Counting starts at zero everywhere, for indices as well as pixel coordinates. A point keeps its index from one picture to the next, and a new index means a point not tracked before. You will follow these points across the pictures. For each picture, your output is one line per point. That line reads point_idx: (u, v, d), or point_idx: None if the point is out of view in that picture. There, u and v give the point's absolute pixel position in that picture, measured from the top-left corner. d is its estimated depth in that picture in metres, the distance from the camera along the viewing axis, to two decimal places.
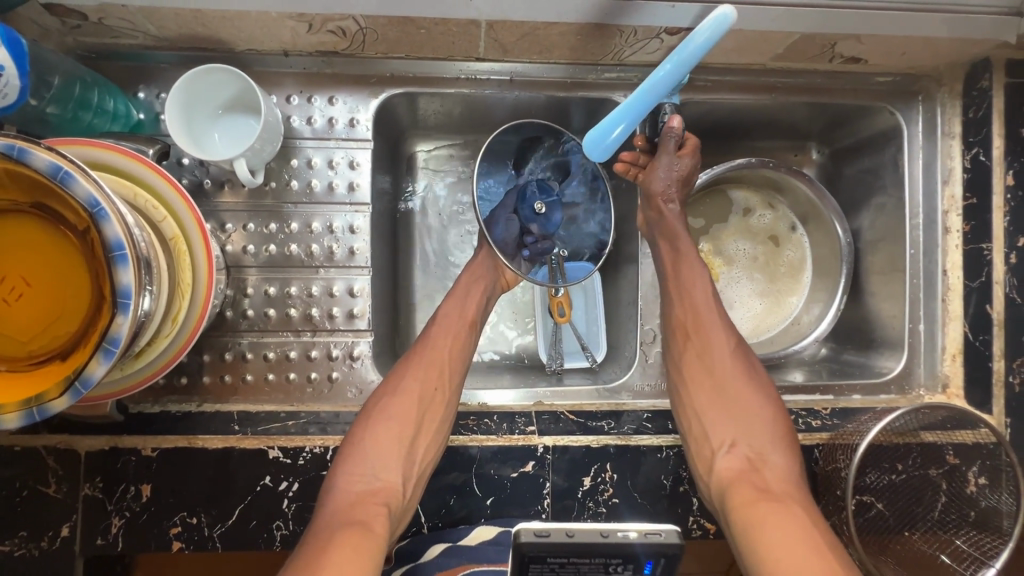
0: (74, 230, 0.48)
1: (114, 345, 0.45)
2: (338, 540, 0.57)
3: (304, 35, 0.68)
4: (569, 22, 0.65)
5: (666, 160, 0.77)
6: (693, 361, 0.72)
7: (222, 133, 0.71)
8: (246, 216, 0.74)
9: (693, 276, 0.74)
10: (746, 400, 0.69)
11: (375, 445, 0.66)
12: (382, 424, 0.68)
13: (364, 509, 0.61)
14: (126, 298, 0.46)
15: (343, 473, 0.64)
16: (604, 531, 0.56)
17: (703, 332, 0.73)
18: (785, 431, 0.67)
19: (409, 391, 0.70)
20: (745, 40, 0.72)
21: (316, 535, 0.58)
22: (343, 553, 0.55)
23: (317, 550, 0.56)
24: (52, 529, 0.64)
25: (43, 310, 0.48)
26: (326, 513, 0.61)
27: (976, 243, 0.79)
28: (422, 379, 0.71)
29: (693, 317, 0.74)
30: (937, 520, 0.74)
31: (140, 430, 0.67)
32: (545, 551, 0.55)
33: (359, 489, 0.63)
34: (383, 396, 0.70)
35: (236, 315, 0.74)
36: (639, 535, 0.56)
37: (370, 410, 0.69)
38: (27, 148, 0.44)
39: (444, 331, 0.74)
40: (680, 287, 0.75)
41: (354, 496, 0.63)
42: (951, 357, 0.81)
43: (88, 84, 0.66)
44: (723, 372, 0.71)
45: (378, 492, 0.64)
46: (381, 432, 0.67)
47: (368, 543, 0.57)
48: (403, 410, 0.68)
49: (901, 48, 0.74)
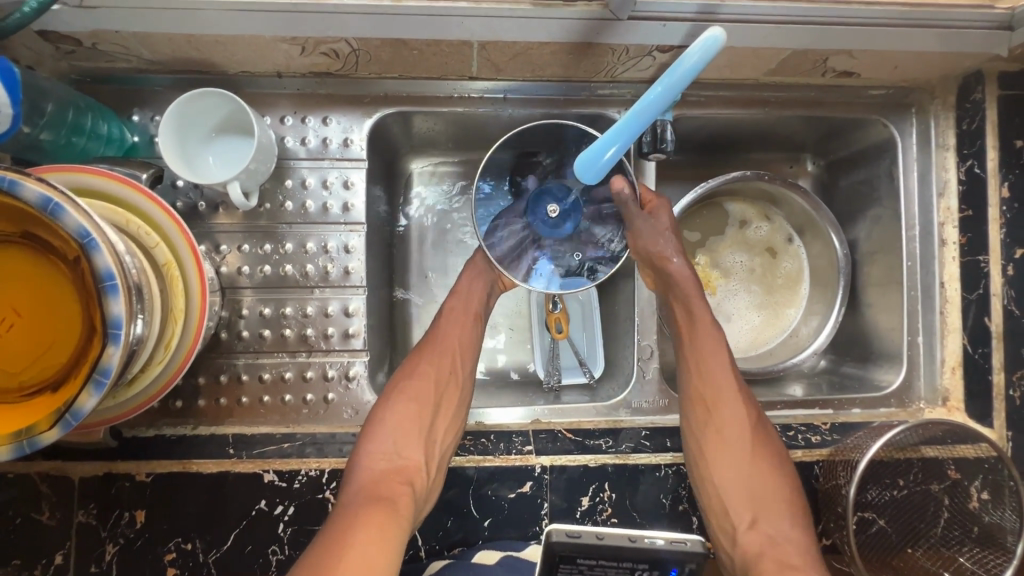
0: (64, 260, 0.47)
1: (104, 376, 0.45)
2: (364, 515, 0.60)
3: (297, 57, 0.68)
4: (560, 42, 0.66)
5: (644, 221, 0.78)
6: (711, 433, 0.70)
7: (216, 155, 0.71)
8: (241, 237, 0.74)
9: (710, 348, 0.74)
10: (765, 474, 0.68)
11: (393, 434, 0.68)
12: (403, 407, 0.69)
13: (388, 490, 0.63)
14: (117, 328, 0.45)
15: (366, 460, 0.66)
16: (632, 536, 0.59)
17: (721, 404, 0.71)
18: (798, 502, 0.68)
19: (424, 375, 0.71)
20: (737, 56, 0.72)
21: (340, 517, 0.60)
22: (367, 540, 0.58)
23: (339, 535, 0.58)
24: (45, 557, 0.64)
25: (33, 342, 0.48)
26: (349, 494, 0.63)
27: (973, 255, 0.79)
28: (437, 365, 0.72)
29: (709, 387, 0.72)
30: (939, 536, 0.73)
31: (135, 455, 0.67)
32: (574, 550, 0.58)
33: (383, 470, 0.65)
34: (403, 382, 0.71)
35: (231, 337, 0.73)
36: (666, 543, 0.58)
37: (389, 395, 0.70)
38: (17, 180, 0.44)
39: (456, 328, 0.75)
40: (696, 358, 0.74)
41: (377, 476, 0.65)
42: (951, 370, 0.80)
43: (81, 110, 0.66)
44: (739, 444, 0.70)
45: (404, 471, 0.66)
46: (400, 417, 0.69)
47: (392, 529, 0.59)
48: (419, 397, 0.70)
49: (893, 63, 0.74)
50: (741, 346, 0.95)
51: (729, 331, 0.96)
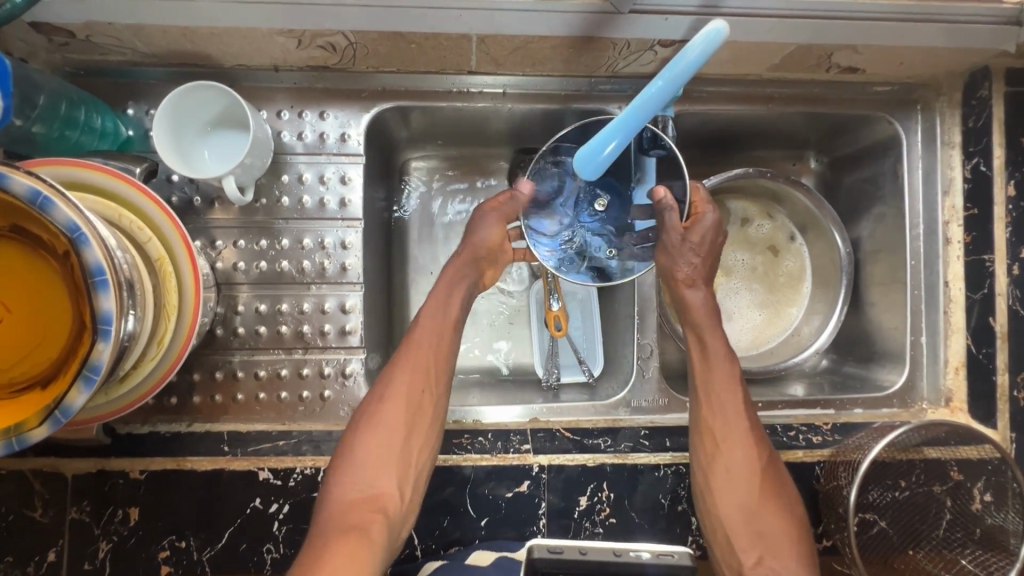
0: (54, 254, 0.47)
1: (93, 372, 0.44)
2: (333, 548, 0.58)
3: (294, 50, 0.67)
4: (561, 36, 0.65)
5: (678, 241, 0.75)
6: (718, 471, 0.68)
7: (212, 150, 0.70)
8: (237, 233, 0.73)
9: (726, 386, 0.71)
10: (772, 515, 0.66)
11: (365, 458, 0.64)
12: (375, 429, 0.65)
13: (360, 517, 0.61)
14: (107, 324, 0.45)
15: (336, 486, 0.63)
16: (616, 550, 0.59)
17: (730, 443, 0.68)
18: (803, 540, 0.66)
19: (396, 394, 0.67)
20: (740, 51, 0.71)
21: (313, 546, 0.59)
22: (340, 571, 0.56)
23: (309, 566, 0.56)
24: (37, 554, 0.63)
25: (23, 337, 0.47)
26: (321, 521, 0.61)
27: (978, 254, 0.78)
28: (409, 381, 0.67)
29: (722, 425, 0.69)
30: (941, 538, 0.72)
31: (129, 452, 0.66)
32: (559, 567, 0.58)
33: (353, 498, 0.63)
34: (374, 401, 0.67)
35: (226, 333, 0.72)
36: (652, 556, 0.59)
37: (360, 417, 0.66)
38: (6, 173, 0.43)
39: (433, 336, 0.71)
40: (708, 395, 0.71)
41: (348, 504, 0.62)
42: (954, 370, 0.79)
43: (74, 103, 0.65)
44: (749, 484, 0.68)
45: (375, 499, 0.63)
46: (371, 439, 0.65)
47: (362, 561, 0.58)
48: (393, 415, 0.66)
49: (898, 58, 0.73)
50: (742, 346, 0.94)
51: (730, 329, 0.95)
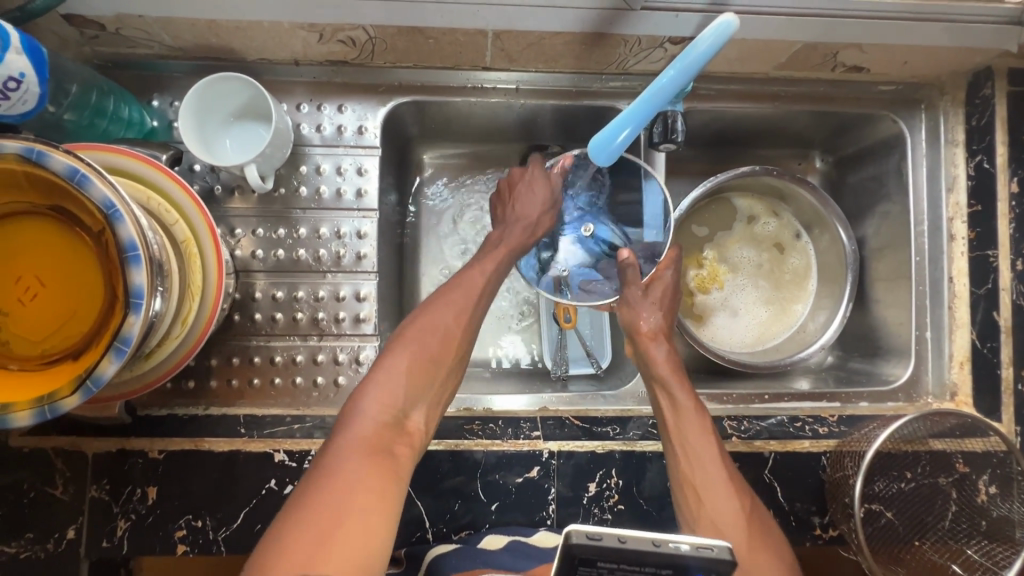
0: (89, 232, 0.49)
1: (125, 344, 0.46)
2: (366, 465, 0.55)
3: (315, 44, 0.70)
4: (575, 32, 0.67)
5: (639, 292, 0.80)
6: (705, 527, 0.63)
7: (233, 140, 0.73)
8: (256, 222, 0.75)
9: (699, 434, 0.67)
10: (768, 571, 0.59)
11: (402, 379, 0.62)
12: (416, 354, 0.63)
13: (390, 439, 0.59)
14: (138, 298, 0.46)
15: (370, 402, 0.60)
16: (655, 539, 0.49)
17: (708, 487, 0.64)
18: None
19: (445, 327, 0.66)
20: (748, 49, 0.73)
21: (343, 459, 0.55)
22: (368, 497, 0.53)
23: (343, 482, 0.53)
24: (58, 531, 0.65)
25: (57, 311, 0.49)
26: (350, 436, 0.57)
27: (981, 250, 0.79)
28: (458, 317, 0.67)
29: (701, 475, 0.65)
30: (947, 529, 0.73)
31: (148, 433, 0.67)
32: (595, 554, 0.48)
33: (387, 418, 0.59)
34: (422, 327, 0.65)
35: (244, 319, 0.74)
36: (692, 548, 0.48)
37: (403, 340, 0.64)
38: (46, 151, 0.46)
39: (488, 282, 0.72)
40: (683, 445, 0.67)
41: (381, 423, 0.59)
42: (958, 365, 0.80)
43: (104, 92, 0.67)
44: (740, 542, 0.61)
45: (404, 426, 0.61)
46: (415, 363, 0.63)
47: (393, 487, 0.55)
48: (438, 348, 0.65)
49: (902, 57, 0.75)
50: (748, 342, 0.96)
51: (737, 325, 0.96)
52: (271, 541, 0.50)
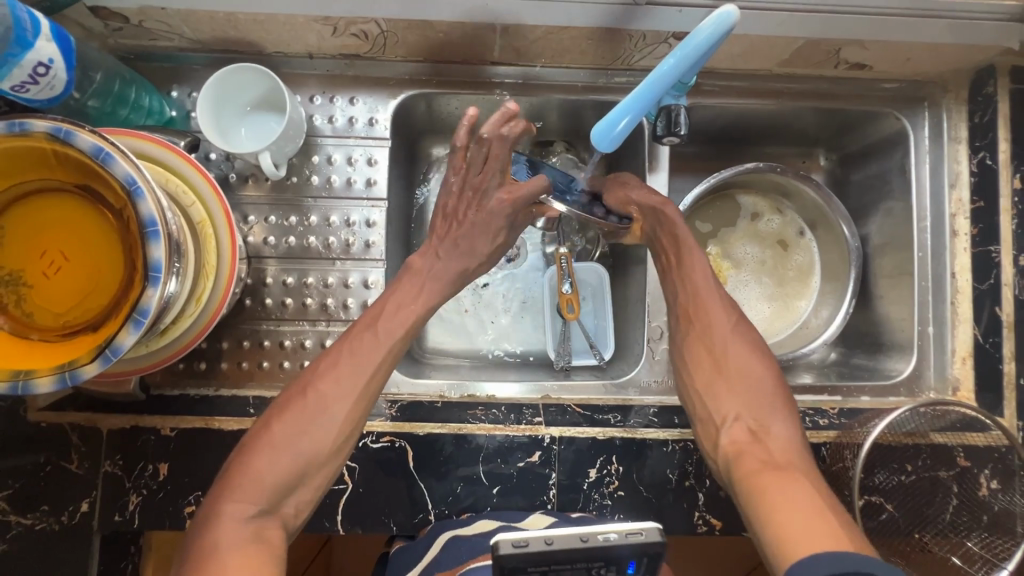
0: (110, 209, 0.51)
1: (142, 316, 0.48)
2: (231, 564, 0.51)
3: (329, 37, 0.72)
4: (581, 27, 0.69)
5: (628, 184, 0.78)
6: (694, 343, 0.71)
7: (248, 129, 0.75)
8: (268, 209, 0.77)
9: (695, 264, 0.73)
10: (747, 373, 0.67)
11: (272, 468, 0.58)
12: (285, 440, 0.59)
13: (262, 531, 0.54)
14: (156, 272, 0.48)
15: (234, 498, 0.55)
16: (583, 535, 0.49)
17: (701, 310, 0.72)
18: (789, 405, 0.65)
19: (320, 407, 0.61)
20: (751, 45, 0.74)
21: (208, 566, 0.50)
22: None
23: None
24: (72, 504, 0.66)
25: (79, 284, 0.51)
26: (212, 540, 0.52)
27: (984, 245, 0.80)
28: (339, 391, 0.62)
29: (694, 299, 0.73)
30: (948, 522, 0.73)
31: (160, 411, 0.69)
32: (524, 560, 0.49)
33: (253, 512, 0.55)
34: (299, 404, 0.61)
35: (254, 304, 0.76)
36: (621, 536, 0.49)
37: (273, 422, 0.60)
38: (73, 131, 0.48)
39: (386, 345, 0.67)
40: (681, 274, 0.74)
41: (248, 519, 0.54)
42: (961, 360, 0.80)
43: (126, 82, 0.70)
44: (727, 353, 0.68)
45: (275, 517, 0.56)
46: (283, 449, 0.59)
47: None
48: (312, 427, 0.60)
49: (904, 55, 0.76)
50: None
51: None
52: None
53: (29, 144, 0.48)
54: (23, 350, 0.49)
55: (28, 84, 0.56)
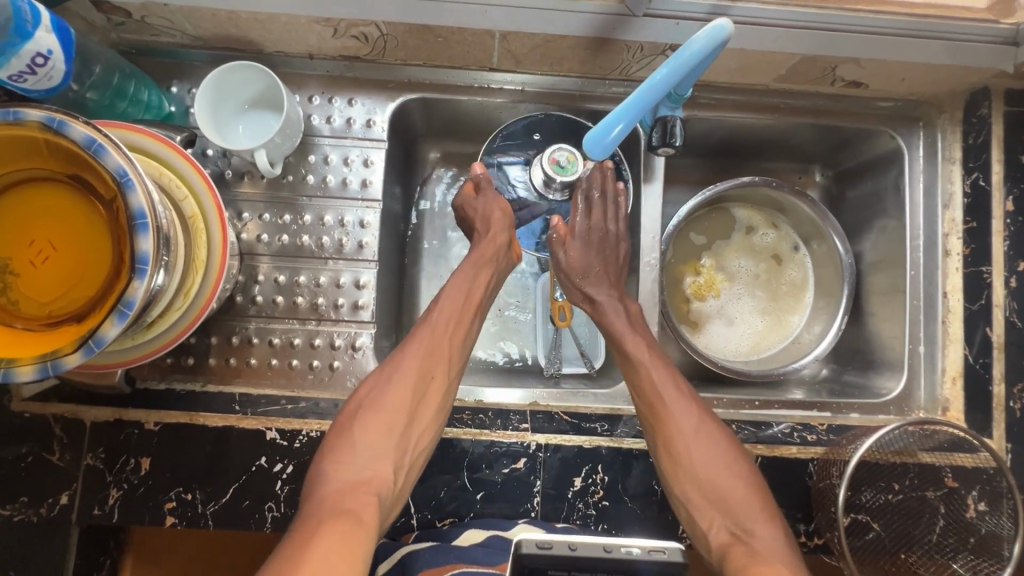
0: (101, 200, 0.51)
1: (127, 307, 0.48)
2: (325, 530, 0.55)
3: (329, 39, 0.73)
4: (578, 36, 0.70)
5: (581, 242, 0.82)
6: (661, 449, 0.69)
7: (246, 126, 0.75)
8: (262, 206, 0.77)
9: (647, 364, 0.73)
10: (717, 473, 0.67)
11: (364, 437, 0.64)
12: (373, 415, 0.65)
13: (355, 496, 0.60)
14: (143, 264, 0.48)
15: (333, 467, 0.62)
16: (607, 545, 0.49)
17: (664, 418, 0.70)
18: (766, 502, 0.66)
19: (402, 383, 0.67)
20: (747, 60, 0.75)
21: (305, 526, 0.56)
22: (332, 553, 0.53)
23: (298, 548, 0.54)
24: (51, 497, 0.66)
25: (65, 273, 0.51)
26: (313, 502, 0.59)
27: (976, 265, 0.80)
28: (420, 369, 0.68)
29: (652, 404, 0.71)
30: (934, 543, 0.73)
31: (145, 405, 0.69)
32: (546, 563, 0.48)
33: (348, 479, 0.61)
34: (382, 385, 0.67)
35: (245, 301, 0.76)
36: (643, 552, 0.49)
37: (363, 400, 0.67)
38: (66, 121, 0.48)
39: (452, 330, 0.73)
40: (638, 376, 0.73)
41: (344, 486, 0.60)
42: (951, 380, 0.80)
43: (126, 76, 0.70)
44: (695, 455, 0.68)
45: (370, 482, 0.62)
46: (373, 424, 0.65)
47: (357, 544, 0.55)
48: (396, 401, 0.66)
49: (899, 73, 0.77)
50: (742, 351, 0.96)
51: (732, 334, 0.97)
52: None
53: (22, 132, 0.48)
54: (6, 338, 0.49)
55: (26, 75, 0.57)
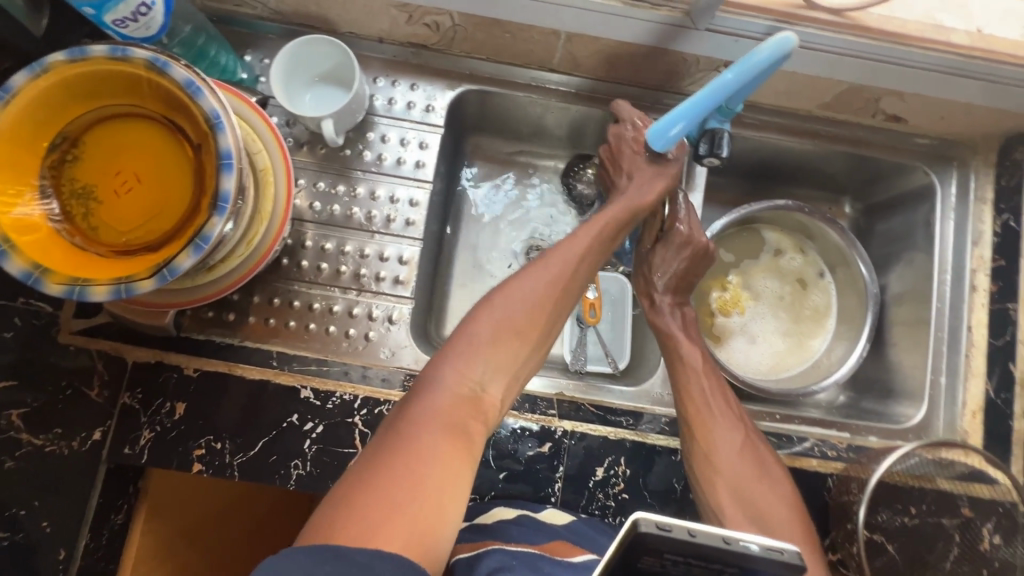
0: (189, 142, 0.54)
1: (204, 242, 0.50)
2: (439, 442, 0.50)
3: (402, 24, 0.78)
4: (640, 44, 0.74)
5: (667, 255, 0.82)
6: (700, 459, 0.68)
7: (313, 96, 0.78)
8: (315, 175, 0.80)
9: (691, 370, 0.74)
10: (761, 492, 0.65)
11: (486, 352, 0.58)
12: (496, 331, 0.59)
13: (465, 416, 0.54)
14: (224, 202, 0.51)
15: (449, 374, 0.56)
16: (725, 537, 0.45)
17: (708, 426, 0.69)
18: (808, 530, 0.63)
19: (530, 307, 0.60)
20: (795, 84, 0.79)
21: (411, 433, 0.51)
22: (446, 471, 0.49)
23: (410, 459, 0.49)
24: (84, 431, 0.66)
25: (147, 206, 0.54)
26: (422, 409, 0.53)
27: (1002, 302, 0.83)
28: (547, 297, 0.62)
29: (696, 411, 0.71)
30: (949, 570, 0.73)
31: (185, 350, 0.72)
32: (665, 546, 0.44)
33: (462, 391, 0.55)
34: (511, 303, 0.60)
35: (291, 264, 0.78)
36: (762, 549, 0.44)
37: (486, 313, 0.60)
38: (169, 63, 0.51)
39: (583, 254, 0.66)
40: (682, 381, 0.74)
41: (455, 399, 0.54)
42: (971, 413, 0.82)
43: (209, 38, 0.75)
44: (735, 469, 0.67)
45: (481, 402, 0.56)
46: (499, 341, 0.58)
47: (462, 474, 0.50)
48: (522, 324, 0.60)
49: (939, 111, 0.81)
50: (763, 369, 0.97)
51: (753, 351, 0.98)
52: (333, 504, 0.46)
53: (127, 69, 0.52)
54: (82, 258, 0.50)
55: (128, 21, 0.60)
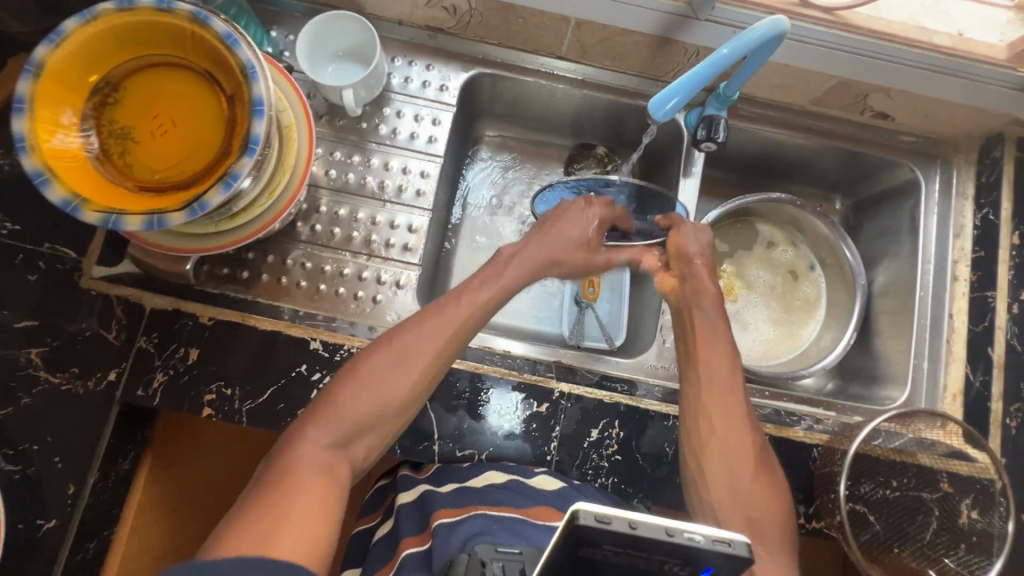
0: (224, 91, 0.58)
1: (233, 179, 0.54)
2: (307, 484, 0.54)
3: (422, 7, 0.83)
4: (644, 32, 0.79)
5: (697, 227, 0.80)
6: (708, 448, 0.67)
7: (334, 71, 0.83)
8: (332, 145, 0.84)
9: (717, 361, 0.71)
10: (758, 490, 0.66)
11: (359, 402, 0.60)
12: (372, 380, 0.61)
13: (333, 463, 0.57)
14: (253, 144, 0.54)
15: (320, 425, 0.58)
16: (668, 527, 0.42)
17: (722, 420, 0.68)
18: (790, 533, 0.65)
19: (409, 356, 0.63)
20: (789, 77, 0.84)
21: (282, 479, 0.54)
22: (313, 507, 0.52)
23: (277, 500, 0.52)
24: (99, 371, 0.69)
25: (180, 148, 0.57)
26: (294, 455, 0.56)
27: (981, 290, 0.86)
28: (428, 346, 0.64)
29: (716, 404, 0.69)
30: (927, 542, 0.75)
31: (199, 300, 0.74)
32: (605, 538, 0.42)
33: (330, 443, 0.58)
34: (389, 354, 0.63)
35: (304, 227, 0.81)
36: (707, 540, 0.42)
37: (364, 364, 0.63)
38: (210, 15, 0.55)
39: (472, 303, 0.68)
40: (705, 372, 0.71)
41: (324, 448, 0.57)
42: (952, 396, 0.85)
43: (240, 11, 0.79)
44: (739, 464, 0.66)
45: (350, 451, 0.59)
46: (372, 391, 0.61)
47: (324, 520, 0.52)
48: (399, 374, 0.62)
49: (922, 109, 0.86)
50: (754, 355, 1.00)
51: (745, 338, 1.01)
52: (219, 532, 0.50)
53: (172, 21, 0.55)
54: (116, 192, 0.54)
55: None
